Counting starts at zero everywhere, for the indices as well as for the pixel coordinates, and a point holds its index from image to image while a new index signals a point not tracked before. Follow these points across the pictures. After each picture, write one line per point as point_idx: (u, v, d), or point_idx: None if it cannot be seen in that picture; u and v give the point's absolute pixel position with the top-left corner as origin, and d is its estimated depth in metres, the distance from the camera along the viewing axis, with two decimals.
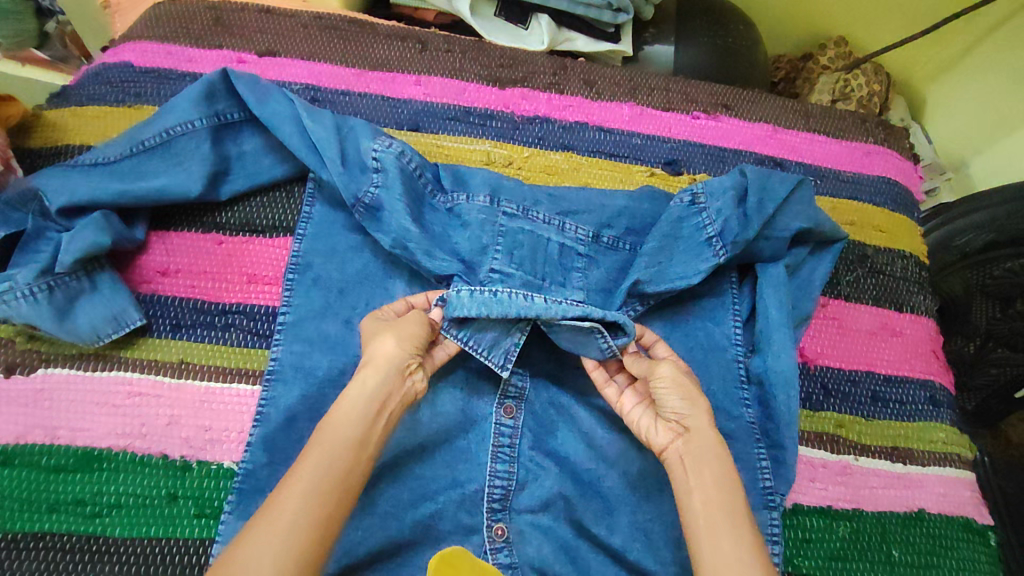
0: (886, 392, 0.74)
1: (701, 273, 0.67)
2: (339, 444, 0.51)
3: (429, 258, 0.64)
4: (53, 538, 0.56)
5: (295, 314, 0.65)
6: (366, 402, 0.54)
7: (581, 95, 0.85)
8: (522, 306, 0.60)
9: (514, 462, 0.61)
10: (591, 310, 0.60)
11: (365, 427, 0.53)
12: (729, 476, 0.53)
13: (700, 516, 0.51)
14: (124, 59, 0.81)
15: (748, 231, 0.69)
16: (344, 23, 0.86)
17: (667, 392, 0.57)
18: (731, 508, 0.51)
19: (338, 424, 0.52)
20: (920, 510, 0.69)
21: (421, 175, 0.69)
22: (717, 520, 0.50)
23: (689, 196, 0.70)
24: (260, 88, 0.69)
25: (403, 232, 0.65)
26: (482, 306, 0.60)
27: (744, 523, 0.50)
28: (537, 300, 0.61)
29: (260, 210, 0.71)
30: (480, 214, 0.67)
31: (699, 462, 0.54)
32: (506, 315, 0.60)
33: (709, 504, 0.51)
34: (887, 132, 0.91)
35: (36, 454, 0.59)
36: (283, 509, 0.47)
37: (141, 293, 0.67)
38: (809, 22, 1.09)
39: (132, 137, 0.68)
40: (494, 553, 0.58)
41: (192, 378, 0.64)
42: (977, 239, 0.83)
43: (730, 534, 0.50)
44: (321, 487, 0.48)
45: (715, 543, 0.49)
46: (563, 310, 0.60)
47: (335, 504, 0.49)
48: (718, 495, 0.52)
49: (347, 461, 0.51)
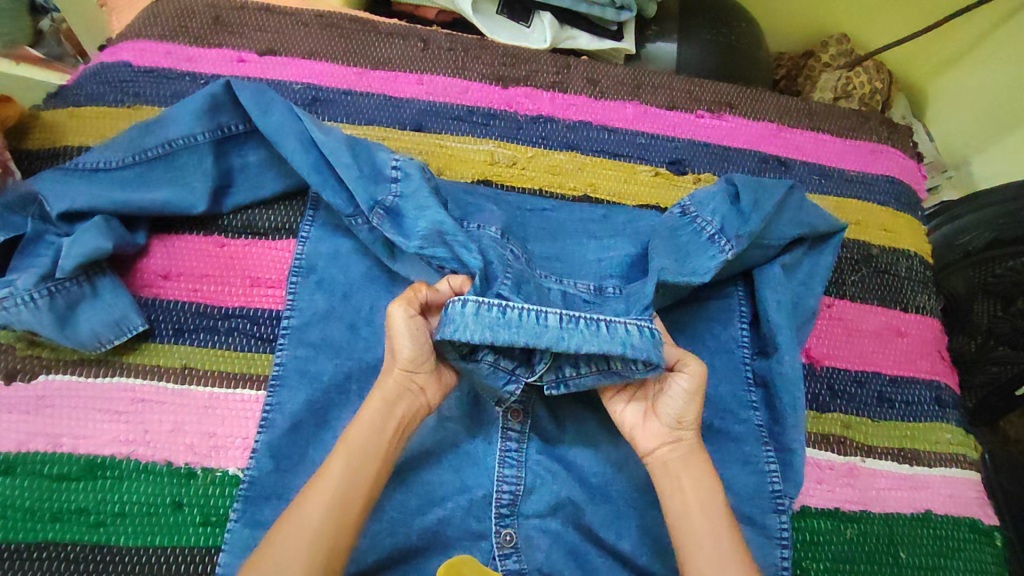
0: (892, 392, 0.73)
1: (712, 270, 0.66)
2: (364, 456, 0.52)
3: (466, 248, 0.61)
4: (55, 549, 0.56)
5: (299, 318, 0.64)
6: (387, 415, 0.54)
7: (585, 94, 0.84)
8: (531, 331, 0.54)
9: (522, 467, 0.60)
10: (607, 347, 0.54)
11: (387, 442, 0.53)
12: (710, 480, 0.56)
13: (681, 527, 0.54)
14: (122, 59, 0.79)
15: (750, 223, 0.68)
16: (345, 21, 0.85)
17: (673, 402, 0.56)
18: (712, 512, 0.54)
19: (362, 435, 0.53)
20: (926, 511, 0.69)
21: (438, 191, 0.68)
22: (701, 524, 0.53)
23: (680, 208, 0.71)
24: (263, 97, 0.67)
25: (426, 228, 0.63)
26: (489, 331, 0.54)
27: (722, 536, 0.53)
28: (550, 322, 0.55)
29: (263, 213, 0.71)
30: (492, 242, 0.63)
31: (684, 471, 0.56)
32: (512, 341, 0.54)
33: (693, 517, 0.54)
34: (891, 130, 0.90)
35: (38, 463, 0.59)
36: (304, 521, 0.49)
37: (143, 297, 0.66)
38: (812, 18, 1.08)
39: (134, 142, 0.66)
40: (502, 559, 0.58)
41: (196, 383, 0.63)
42: (979, 237, 0.83)
43: (706, 549, 0.52)
44: (347, 499, 0.50)
45: (694, 555, 0.52)
46: (576, 344, 0.54)
47: (354, 516, 0.50)
48: (701, 512, 0.54)
49: (367, 475, 0.52)
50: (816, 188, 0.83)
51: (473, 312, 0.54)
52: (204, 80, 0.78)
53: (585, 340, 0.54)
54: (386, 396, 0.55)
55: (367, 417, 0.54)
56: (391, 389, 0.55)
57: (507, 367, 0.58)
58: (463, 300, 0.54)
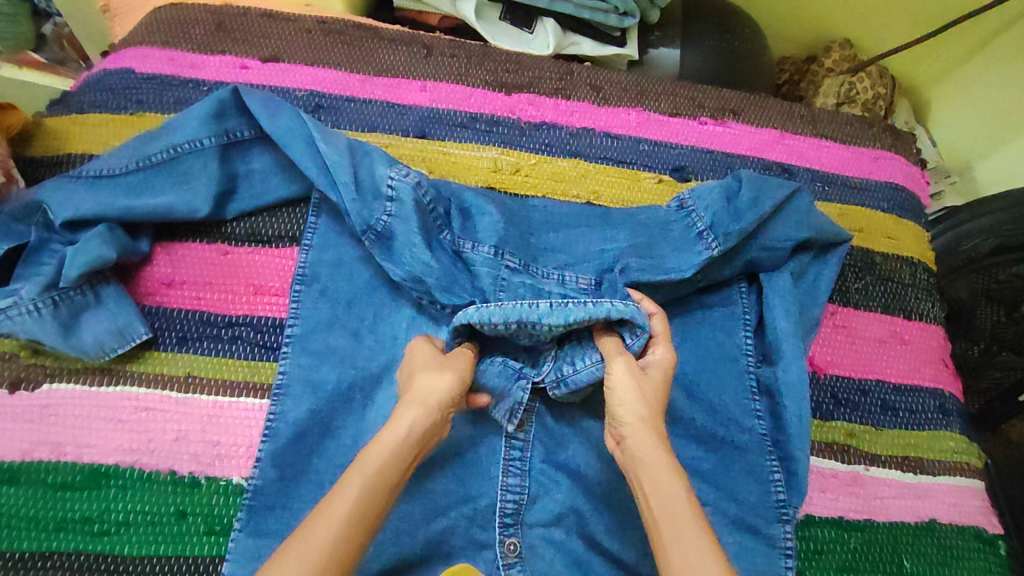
0: (895, 400, 0.73)
1: (695, 266, 0.67)
2: (379, 486, 0.48)
3: (448, 294, 0.64)
4: (60, 558, 0.56)
5: (303, 325, 0.64)
6: (409, 445, 0.51)
7: (587, 101, 0.84)
8: (524, 311, 0.59)
9: (526, 476, 0.61)
10: (594, 311, 0.58)
11: (399, 474, 0.50)
12: (672, 473, 0.50)
13: (652, 524, 0.48)
14: (126, 65, 0.79)
15: (740, 222, 0.69)
16: (347, 28, 0.85)
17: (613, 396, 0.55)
18: (676, 508, 0.48)
19: (380, 462, 0.49)
20: (931, 520, 0.69)
21: (434, 208, 0.67)
22: (665, 523, 0.47)
23: (677, 203, 0.72)
24: (272, 104, 0.68)
25: (416, 266, 0.64)
26: (486, 315, 0.59)
27: (687, 528, 0.46)
28: (542, 306, 0.59)
29: (266, 221, 0.70)
30: (485, 267, 0.65)
31: (641, 468, 0.51)
32: (507, 319, 0.59)
33: (655, 513, 0.48)
34: (895, 137, 0.90)
35: (42, 472, 0.59)
36: (309, 551, 0.43)
37: (147, 305, 0.66)
38: (815, 23, 1.07)
39: (138, 149, 0.67)
40: (507, 569, 0.58)
41: (200, 392, 0.63)
42: (984, 243, 0.83)
43: (675, 546, 0.46)
44: (353, 532, 0.45)
45: (664, 553, 0.46)
46: (565, 314, 0.58)
47: (356, 552, 0.45)
48: (665, 504, 0.48)
49: (378, 507, 0.47)
50: (819, 195, 0.83)
51: (473, 308, 0.60)
52: (207, 87, 0.78)
53: (573, 311, 0.59)
54: (424, 408, 0.53)
55: (394, 432, 0.51)
56: (431, 405, 0.53)
57: (514, 368, 0.62)
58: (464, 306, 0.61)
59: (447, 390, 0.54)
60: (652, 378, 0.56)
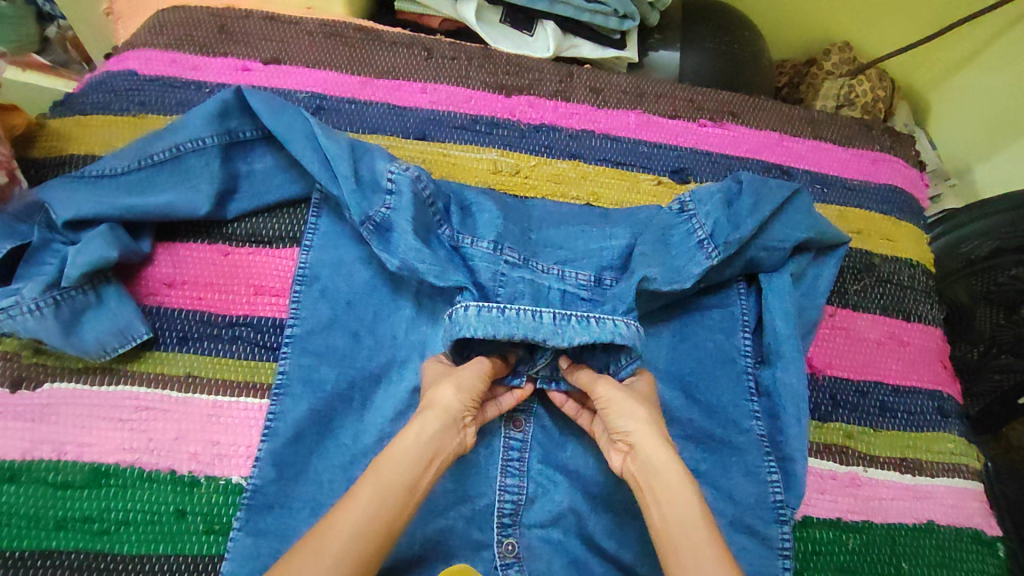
0: (894, 402, 0.73)
1: (694, 277, 0.67)
2: (391, 486, 0.49)
3: (441, 278, 0.63)
4: (60, 556, 0.56)
5: (302, 327, 0.65)
6: (424, 445, 0.52)
7: (587, 103, 0.84)
8: (527, 326, 0.58)
9: (524, 476, 0.61)
10: (598, 335, 0.58)
11: (414, 475, 0.50)
12: (682, 481, 0.51)
13: (665, 535, 0.49)
14: (128, 67, 0.80)
15: (739, 230, 0.69)
16: (349, 30, 0.85)
17: (611, 412, 0.56)
18: (688, 517, 0.49)
19: (391, 463, 0.50)
20: (930, 522, 0.69)
21: (433, 203, 0.67)
22: (679, 534, 0.48)
23: (678, 204, 0.72)
24: (275, 104, 0.68)
25: (412, 252, 0.64)
26: (489, 326, 0.57)
27: (705, 542, 0.48)
28: (545, 319, 0.59)
29: (267, 222, 0.71)
30: (484, 262, 0.65)
31: (651, 478, 0.52)
32: (512, 335, 0.57)
33: (668, 522, 0.49)
34: (893, 139, 0.90)
35: (43, 470, 0.59)
36: (326, 548, 0.45)
37: (148, 305, 0.66)
38: (815, 26, 1.08)
39: (141, 149, 0.67)
40: (504, 568, 0.58)
41: (198, 392, 0.63)
42: (982, 246, 0.83)
43: (691, 556, 0.47)
44: (367, 531, 0.46)
45: (679, 564, 0.47)
46: (569, 338, 0.58)
47: (373, 551, 0.46)
48: (678, 516, 0.49)
49: (394, 507, 0.48)
50: (818, 196, 0.84)
51: (474, 311, 0.58)
52: (210, 88, 0.79)
53: (576, 333, 0.58)
54: (438, 414, 0.54)
55: (413, 436, 0.52)
56: (433, 416, 0.54)
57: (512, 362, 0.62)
58: (465, 304, 0.59)
59: (455, 398, 0.55)
60: (640, 391, 0.59)
